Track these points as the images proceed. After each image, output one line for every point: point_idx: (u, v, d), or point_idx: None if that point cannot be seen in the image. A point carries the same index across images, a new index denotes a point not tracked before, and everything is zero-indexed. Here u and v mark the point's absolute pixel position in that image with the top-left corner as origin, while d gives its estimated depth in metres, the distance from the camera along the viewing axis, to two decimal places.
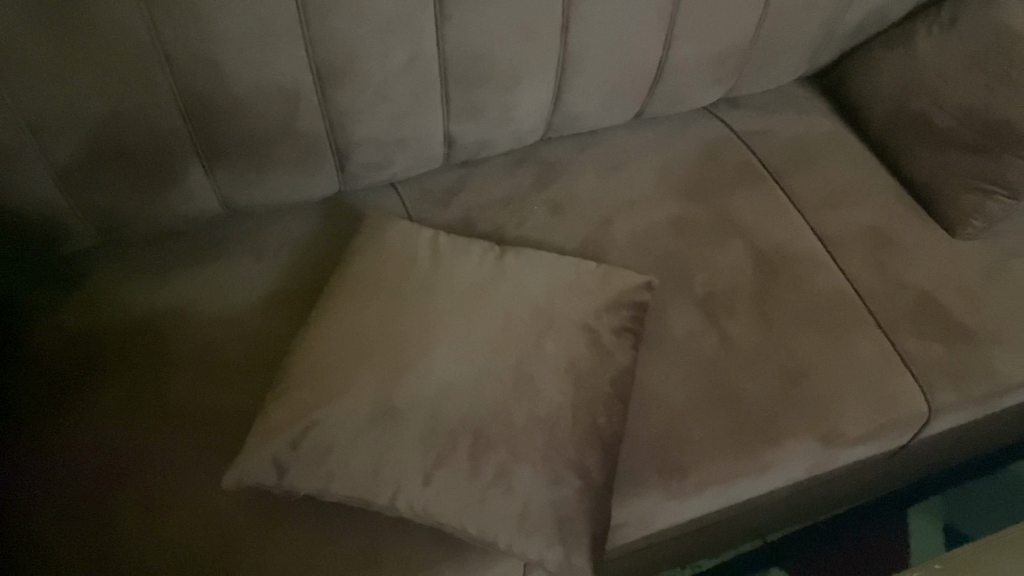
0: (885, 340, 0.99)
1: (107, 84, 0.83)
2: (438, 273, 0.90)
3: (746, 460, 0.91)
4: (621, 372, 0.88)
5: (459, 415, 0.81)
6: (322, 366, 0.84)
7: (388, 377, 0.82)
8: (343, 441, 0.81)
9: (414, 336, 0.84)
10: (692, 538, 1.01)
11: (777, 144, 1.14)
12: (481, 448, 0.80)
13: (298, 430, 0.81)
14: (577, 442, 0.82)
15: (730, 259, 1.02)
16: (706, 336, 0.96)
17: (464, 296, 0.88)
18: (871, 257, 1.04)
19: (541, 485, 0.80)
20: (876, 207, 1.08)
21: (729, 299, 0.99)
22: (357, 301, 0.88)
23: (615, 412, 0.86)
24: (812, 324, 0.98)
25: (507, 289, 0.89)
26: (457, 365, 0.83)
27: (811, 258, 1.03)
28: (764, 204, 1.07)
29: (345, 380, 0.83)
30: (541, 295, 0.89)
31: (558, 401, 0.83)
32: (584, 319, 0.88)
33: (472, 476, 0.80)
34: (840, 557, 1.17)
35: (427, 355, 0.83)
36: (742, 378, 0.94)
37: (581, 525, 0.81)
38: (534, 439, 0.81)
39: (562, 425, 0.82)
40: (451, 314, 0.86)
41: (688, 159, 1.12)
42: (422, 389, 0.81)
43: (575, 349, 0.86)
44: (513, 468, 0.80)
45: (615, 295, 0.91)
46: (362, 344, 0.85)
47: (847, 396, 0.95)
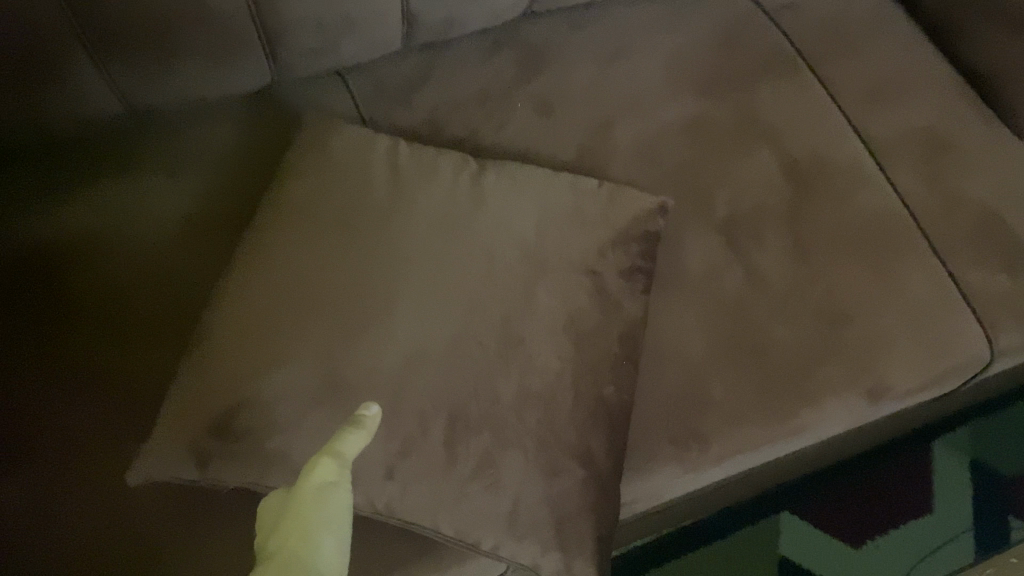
0: (942, 270, 0.82)
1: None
2: (399, 200, 0.70)
3: (776, 425, 0.75)
4: (630, 326, 0.70)
5: (429, 390, 0.63)
6: (245, 329, 0.66)
7: (337, 346, 0.64)
8: (280, 428, 0.63)
9: (368, 291, 0.66)
10: (705, 499, 0.87)
11: (812, 22, 0.93)
12: (457, 434, 0.63)
13: (221, 414, 0.64)
14: (577, 422, 0.66)
15: (757, 171, 0.84)
16: (729, 270, 0.79)
17: (431, 231, 0.68)
18: (924, 167, 0.86)
19: (533, 477, 0.64)
20: (932, 102, 0.89)
21: (755, 224, 0.81)
22: (293, 240, 0.69)
23: (624, 378, 0.69)
24: (856, 252, 0.81)
25: (486, 222, 0.69)
26: (425, 326, 0.64)
27: (854, 170, 0.85)
28: (796, 101, 0.88)
29: (279, 347, 0.64)
30: (530, 228, 0.70)
31: (553, 371, 0.66)
32: (585, 259, 0.70)
33: (448, 469, 0.63)
34: (854, 501, 1.06)
35: (385, 315, 0.65)
36: (772, 323, 0.78)
37: (583, 524, 0.66)
38: (524, 421, 0.64)
39: (557, 402, 0.65)
40: (416, 256, 0.67)
41: (704, 42, 0.91)
42: (380, 358, 0.64)
43: (573, 301, 0.68)
44: (498, 459, 0.64)
45: (623, 225, 0.72)
46: (301, 299, 0.66)
47: (896, 342, 0.78)
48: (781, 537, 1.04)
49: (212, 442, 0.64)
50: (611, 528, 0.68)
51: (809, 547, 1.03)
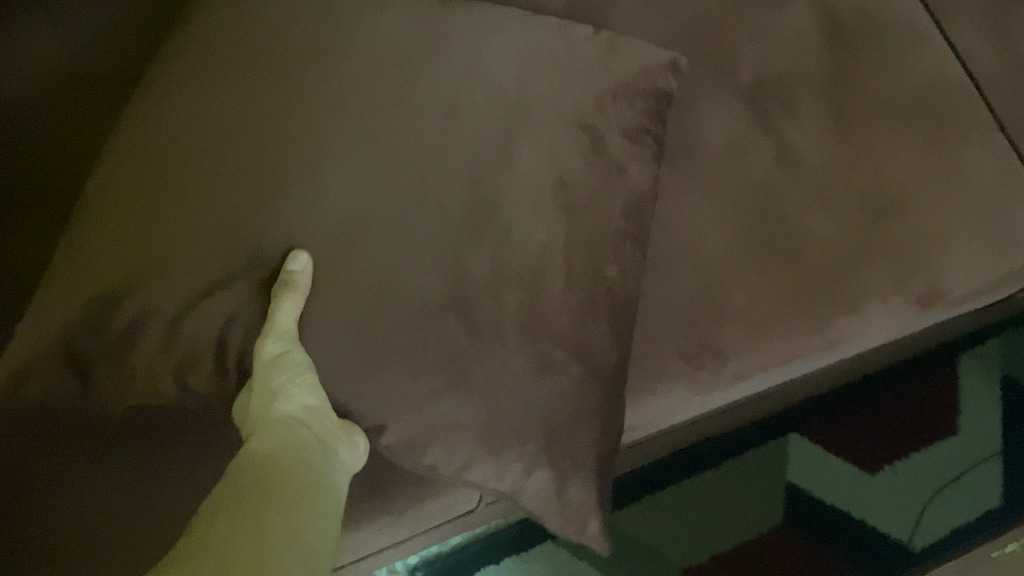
0: (1009, 151, 0.68)
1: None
2: (338, 38, 0.53)
3: (808, 336, 0.62)
4: (633, 206, 0.57)
5: (370, 281, 0.49)
6: (120, 207, 0.49)
7: (251, 238, 0.49)
8: (173, 344, 0.49)
9: (289, 164, 0.49)
10: (715, 420, 0.75)
11: None
12: (410, 330, 0.49)
13: (87, 322, 0.49)
14: (565, 323, 0.53)
15: (789, 26, 0.69)
16: (755, 145, 0.65)
17: (379, 73, 0.52)
18: (991, 26, 0.71)
19: (505, 397, 0.52)
20: None
21: (787, 89, 0.67)
22: (191, 89, 0.52)
23: (627, 261, 0.56)
24: (910, 126, 0.66)
25: (454, 65, 0.53)
26: (372, 196, 0.49)
27: (907, 25, 0.70)
28: None
29: (164, 220, 0.48)
30: (514, 76, 0.54)
31: (540, 242, 0.52)
32: (578, 124, 0.55)
33: (403, 375, 0.50)
34: (876, 419, 0.94)
35: (314, 193, 0.49)
36: (808, 211, 0.64)
37: (565, 454, 0.54)
38: (502, 301, 0.51)
39: (545, 283, 0.52)
40: (355, 108, 0.50)
41: None
42: (313, 240, 0.49)
43: (565, 170, 0.53)
44: (468, 360, 0.51)
45: (630, 79, 0.57)
46: (194, 169, 0.49)
47: (957, 236, 0.65)
48: (791, 463, 0.92)
49: (82, 357, 0.50)
50: (600, 456, 0.56)
51: (824, 474, 0.91)
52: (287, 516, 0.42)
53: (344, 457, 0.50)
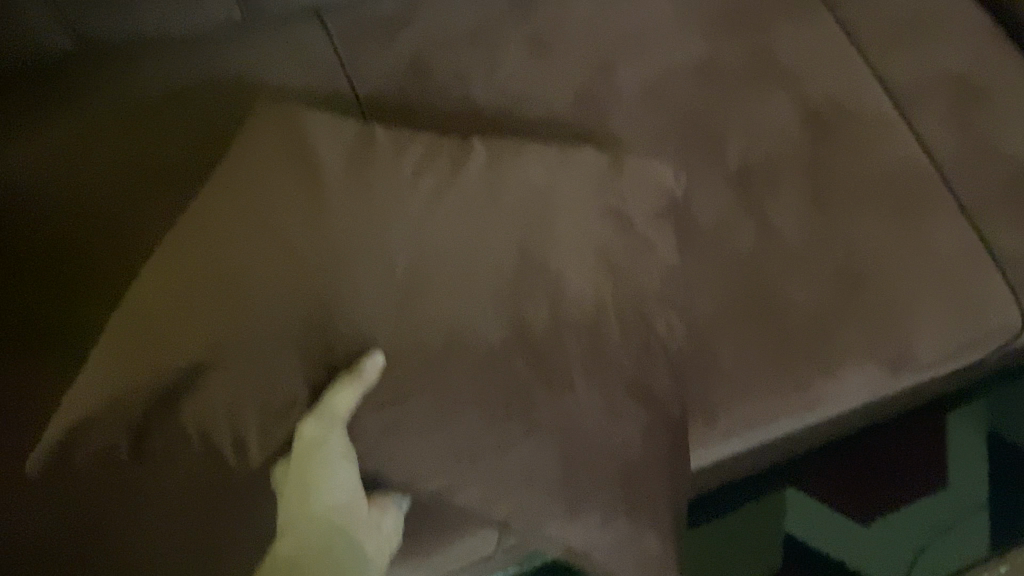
0: (972, 230, 0.75)
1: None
2: (376, 163, 0.62)
3: (786, 396, 0.70)
4: (664, 278, 0.62)
5: (423, 351, 0.57)
6: (160, 309, 0.57)
7: (307, 322, 0.56)
8: (222, 422, 0.56)
9: (337, 259, 0.57)
10: (712, 473, 0.82)
11: None
12: (468, 391, 0.57)
13: (145, 403, 0.56)
14: (626, 374, 0.59)
15: (771, 118, 0.78)
16: (741, 224, 0.74)
17: (417, 185, 0.61)
18: (953, 115, 0.79)
19: (554, 461, 0.58)
20: (960, 44, 0.82)
21: (770, 175, 0.75)
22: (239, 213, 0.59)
23: (669, 318, 0.62)
24: (879, 208, 0.75)
25: (479, 175, 0.62)
26: (417, 276, 0.57)
27: (877, 117, 0.79)
28: (816, 41, 0.82)
29: (201, 325, 0.56)
30: (531, 175, 0.62)
31: (590, 299, 0.59)
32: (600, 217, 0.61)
33: (462, 433, 0.57)
34: (868, 473, 1.00)
35: (366, 285, 0.57)
36: (786, 285, 0.72)
37: (619, 501, 0.60)
38: (566, 352, 0.58)
39: (601, 337, 0.59)
40: (378, 238, 0.58)
41: None
42: (367, 324, 0.57)
43: (593, 245, 0.60)
44: (536, 411, 0.58)
45: (636, 177, 0.64)
46: (240, 266, 0.57)
47: (922, 306, 0.73)
48: (786, 513, 0.98)
49: (134, 434, 0.57)
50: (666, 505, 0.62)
51: (818, 524, 0.98)
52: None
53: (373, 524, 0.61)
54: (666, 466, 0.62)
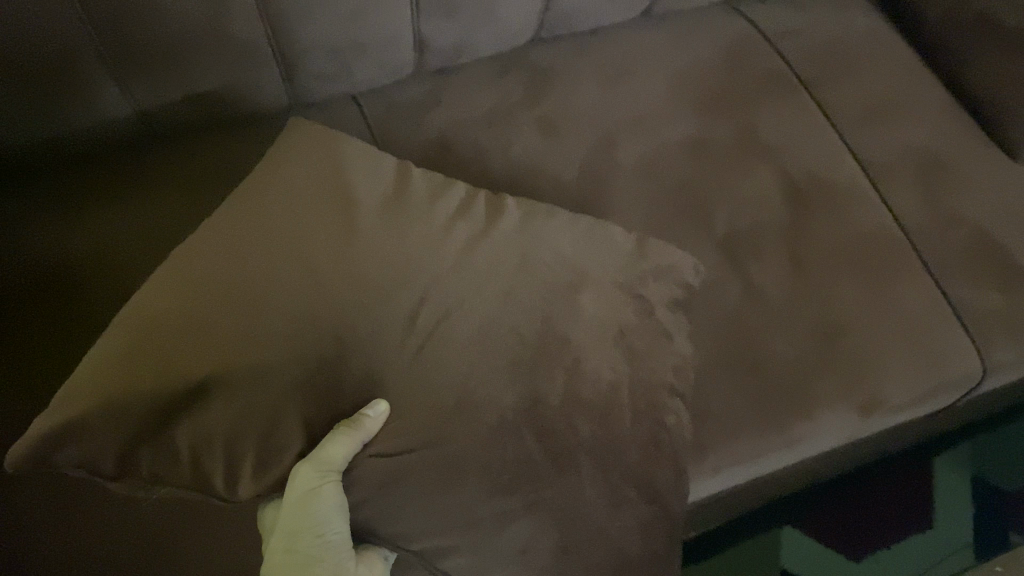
0: (937, 290, 0.85)
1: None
2: (410, 205, 0.62)
3: (772, 436, 0.78)
4: (674, 364, 0.67)
5: (433, 418, 0.55)
6: (169, 326, 0.54)
7: (322, 359, 0.54)
8: (220, 450, 0.54)
9: (358, 299, 0.56)
10: (708, 510, 0.89)
11: (811, 46, 0.97)
12: (475, 469, 0.56)
13: (148, 417, 0.53)
14: (631, 463, 0.62)
15: (755, 190, 0.87)
16: (728, 283, 0.83)
17: (449, 239, 0.61)
18: (918, 187, 0.89)
19: (551, 536, 0.60)
20: (926, 123, 0.92)
21: (754, 240, 0.85)
22: (272, 228, 0.58)
23: (675, 408, 0.66)
24: (851, 270, 0.84)
25: (506, 236, 0.63)
26: (436, 335, 0.57)
27: (850, 189, 0.89)
28: (795, 121, 0.92)
29: (218, 341, 0.53)
30: (558, 246, 0.64)
31: (607, 378, 0.61)
32: (627, 284, 0.65)
33: (466, 505, 0.57)
34: (859, 514, 1.08)
35: (384, 331, 0.56)
36: (770, 338, 0.81)
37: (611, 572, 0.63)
38: (579, 431, 0.59)
39: (615, 414, 0.61)
40: (415, 259, 0.59)
41: (704, 64, 0.94)
42: (380, 381, 0.55)
43: (613, 324, 0.63)
44: (543, 487, 0.58)
45: (659, 261, 0.68)
46: (258, 289, 0.55)
47: (892, 357, 0.82)
48: (783, 550, 1.05)
49: (126, 448, 0.54)
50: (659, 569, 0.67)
51: (813, 560, 1.05)
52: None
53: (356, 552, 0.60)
54: (656, 539, 0.66)
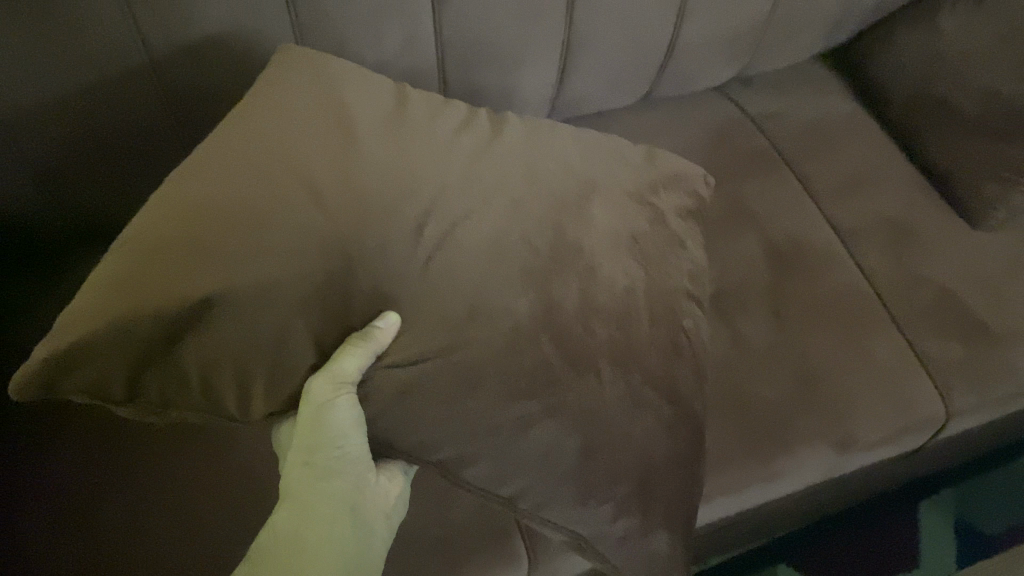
0: (904, 342, 0.95)
1: (15, 52, 0.68)
2: (409, 123, 0.65)
3: (757, 468, 0.88)
4: (688, 268, 0.74)
5: (446, 325, 0.58)
6: (172, 244, 0.53)
7: (329, 274, 0.56)
8: (228, 370, 0.54)
9: (360, 216, 0.58)
10: (705, 544, 0.98)
11: (792, 128, 1.10)
12: (492, 376, 0.59)
13: (153, 335, 0.52)
14: (649, 366, 0.66)
15: (743, 254, 0.99)
16: (718, 334, 0.94)
17: (458, 144, 0.66)
18: (888, 251, 1.00)
19: (574, 439, 0.62)
20: (895, 196, 1.04)
21: (741, 296, 0.96)
22: (273, 146, 0.58)
23: (691, 313, 0.72)
24: (829, 324, 0.95)
25: (511, 148, 0.68)
26: (452, 237, 0.60)
27: (828, 253, 1.00)
28: (778, 193, 1.04)
29: (222, 256, 0.53)
30: (567, 156, 0.71)
31: (622, 283, 0.66)
32: (639, 193, 0.73)
33: (480, 414, 0.58)
34: (849, 555, 1.16)
35: (394, 247, 0.58)
36: (756, 382, 0.91)
37: (637, 509, 0.66)
38: (595, 333, 0.63)
39: (631, 321, 0.66)
40: (422, 172, 0.62)
41: (697, 141, 1.07)
42: (392, 300, 0.58)
43: (624, 230, 0.69)
44: (563, 390, 0.61)
45: (668, 171, 0.77)
46: (259, 206, 0.55)
47: (864, 399, 0.92)
48: None
49: (132, 367, 0.54)
50: (678, 519, 0.69)
51: None
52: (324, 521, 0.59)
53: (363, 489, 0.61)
54: (679, 491, 0.68)
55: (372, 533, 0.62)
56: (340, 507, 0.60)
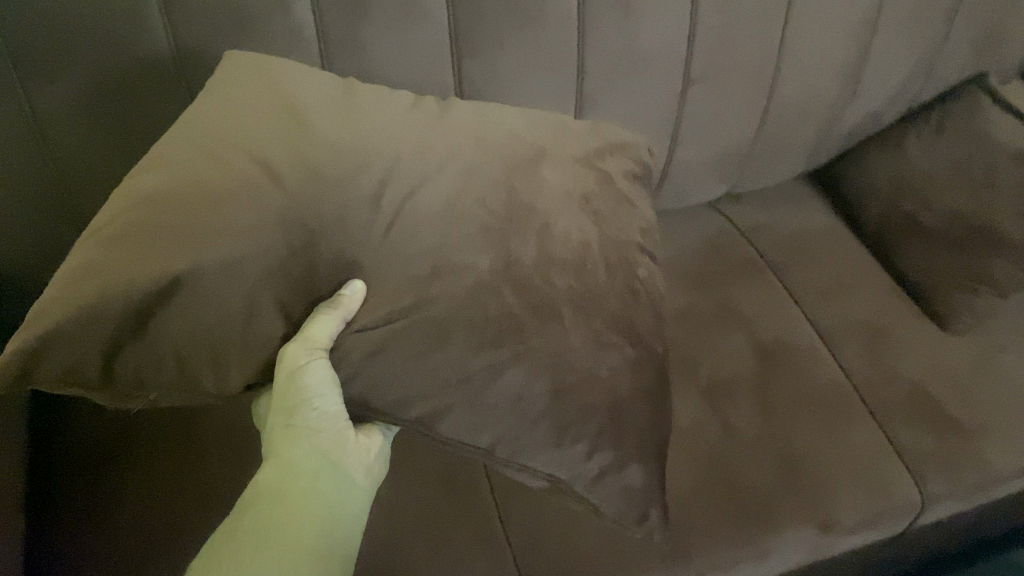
0: (881, 434, 1.01)
1: (82, 100, 0.81)
2: (360, 100, 0.66)
3: (745, 547, 0.91)
4: (640, 224, 0.73)
5: (412, 284, 0.58)
6: (140, 229, 0.54)
7: (293, 246, 0.57)
8: (205, 352, 0.55)
9: (319, 191, 0.58)
10: None
11: (777, 238, 1.22)
12: (459, 326, 0.58)
13: (128, 316, 0.53)
14: (610, 310, 0.64)
15: (733, 349, 1.07)
16: (709, 422, 1.00)
17: (407, 118, 0.66)
18: (865, 352, 1.08)
19: (543, 383, 0.60)
20: (870, 301, 1.13)
21: (731, 389, 1.03)
22: (228, 131, 0.59)
23: (647, 265, 0.70)
24: (811, 415, 1.02)
25: (459, 119, 0.68)
26: (407, 209, 0.60)
27: (810, 350, 1.08)
28: (764, 296, 1.14)
29: (192, 236, 0.54)
30: (513, 126, 0.70)
31: (577, 237, 0.65)
32: (588, 156, 0.72)
33: (452, 364, 0.57)
34: None
35: (353, 214, 0.59)
36: (744, 467, 0.96)
37: (614, 445, 0.62)
38: (554, 283, 0.62)
39: (588, 271, 0.64)
40: (374, 143, 0.62)
41: (688, 248, 1.20)
42: (359, 266, 0.58)
43: (575, 191, 0.68)
44: (528, 337, 0.60)
45: (613, 139, 0.77)
46: (222, 186, 0.56)
47: (843, 484, 0.97)
48: None
49: (106, 350, 0.54)
50: (650, 449, 0.65)
51: None
52: (318, 489, 0.58)
53: (352, 454, 0.61)
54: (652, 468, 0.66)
55: (354, 487, 0.61)
56: (319, 464, 0.58)
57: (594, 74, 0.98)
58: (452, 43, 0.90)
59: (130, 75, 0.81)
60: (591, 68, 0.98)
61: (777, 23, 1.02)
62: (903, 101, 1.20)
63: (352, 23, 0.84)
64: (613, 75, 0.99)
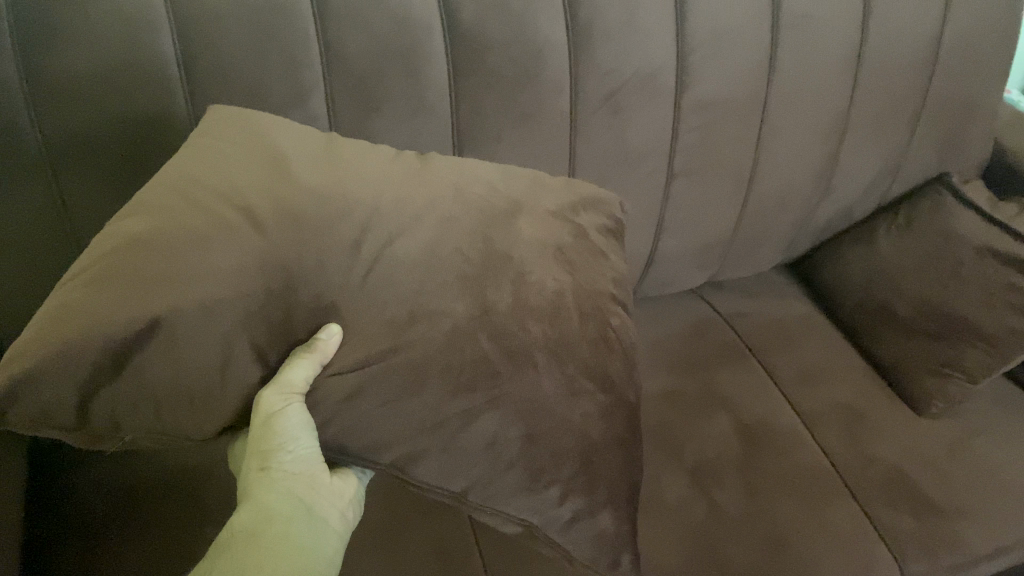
0: (862, 513, 1.01)
1: (96, 169, 0.84)
2: (344, 155, 0.71)
3: None
4: (612, 277, 0.77)
5: (389, 330, 0.61)
6: (119, 271, 0.57)
7: (272, 288, 0.60)
8: (183, 390, 0.57)
9: (300, 235, 0.62)
10: None
11: (758, 325, 1.25)
12: (434, 370, 0.61)
13: (108, 354, 0.55)
14: (584, 360, 0.68)
15: (716, 431, 1.09)
16: (697, 505, 1.00)
17: (390, 173, 0.70)
18: (845, 435, 1.09)
19: (515, 429, 0.63)
20: (851, 386, 1.16)
21: (716, 469, 1.04)
22: (212, 183, 0.63)
23: (620, 317, 0.75)
24: (792, 494, 1.02)
25: (441, 173, 0.73)
26: (386, 254, 0.64)
27: (790, 431, 1.10)
28: (746, 379, 1.16)
29: (170, 277, 0.57)
30: (492, 181, 0.75)
31: (551, 287, 0.69)
32: (563, 210, 0.77)
33: (426, 409, 0.60)
34: None
35: (333, 260, 0.62)
36: (729, 545, 0.96)
37: (580, 482, 0.65)
38: (529, 330, 0.65)
39: (562, 320, 0.68)
40: (353, 192, 0.66)
41: (673, 334, 1.23)
42: (339, 315, 0.62)
43: (551, 243, 0.72)
44: (501, 382, 0.63)
45: (588, 195, 0.82)
46: (202, 231, 0.59)
47: (826, 563, 0.96)
48: None
49: (82, 389, 0.56)
50: (621, 496, 0.68)
51: None
52: (295, 531, 0.60)
53: (325, 498, 0.63)
54: (616, 514, 0.68)
55: (331, 530, 0.63)
56: (294, 507, 0.60)
57: (586, 166, 1.03)
58: (454, 138, 0.95)
59: (146, 147, 0.84)
60: (584, 161, 1.02)
61: (754, 121, 1.07)
62: (874, 196, 1.25)
63: (360, 115, 0.89)
64: (605, 170, 1.04)
